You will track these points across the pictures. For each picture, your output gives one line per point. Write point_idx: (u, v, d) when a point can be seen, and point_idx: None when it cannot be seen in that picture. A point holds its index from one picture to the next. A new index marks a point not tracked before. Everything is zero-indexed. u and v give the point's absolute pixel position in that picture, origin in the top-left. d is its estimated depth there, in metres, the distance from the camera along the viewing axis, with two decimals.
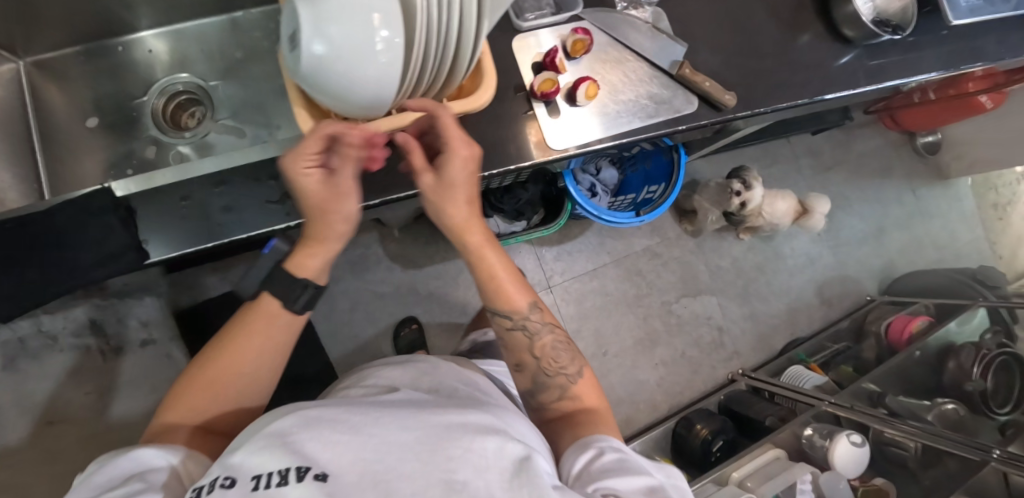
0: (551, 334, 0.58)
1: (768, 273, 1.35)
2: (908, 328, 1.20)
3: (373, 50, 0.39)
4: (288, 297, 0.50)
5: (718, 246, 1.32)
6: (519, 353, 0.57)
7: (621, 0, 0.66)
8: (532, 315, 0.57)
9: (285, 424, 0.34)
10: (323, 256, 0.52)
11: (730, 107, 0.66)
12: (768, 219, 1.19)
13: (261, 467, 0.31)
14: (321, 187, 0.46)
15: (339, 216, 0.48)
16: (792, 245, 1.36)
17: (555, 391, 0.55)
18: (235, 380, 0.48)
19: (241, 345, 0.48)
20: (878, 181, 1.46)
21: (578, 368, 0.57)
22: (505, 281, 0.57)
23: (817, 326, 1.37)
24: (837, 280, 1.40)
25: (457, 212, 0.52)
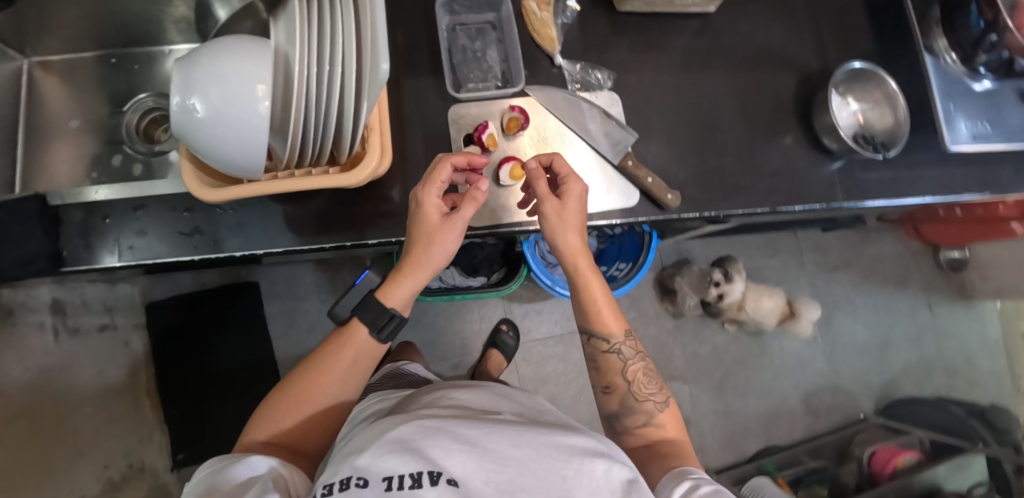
0: (640, 361, 0.58)
1: (750, 369, 1.23)
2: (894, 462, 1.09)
3: (238, 105, 0.41)
4: (375, 324, 0.55)
5: (700, 331, 1.22)
6: (610, 375, 0.58)
7: (574, 81, 0.64)
8: (628, 340, 0.57)
9: (407, 432, 0.37)
10: (411, 286, 0.56)
11: (673, 207, 0.63)
12: (751, 315, 1.11)
13: (390, 469, 0.33)
14: (437, 216, 0.53)
15: (441, 247, 0.53)
16: (782, 345, 1.24)
17: (641, 416, 0.56)
18: (327, 395, 0.53)
19: (337, 365, 0.54)
20: (892, 290, 1.33)
21: (665, 397, 0.57)
22: (605, 309, 0.58)
23: (798, 437, 1.22)
24: (830, 391, 1.26)
25: (571, 239, 0.55)
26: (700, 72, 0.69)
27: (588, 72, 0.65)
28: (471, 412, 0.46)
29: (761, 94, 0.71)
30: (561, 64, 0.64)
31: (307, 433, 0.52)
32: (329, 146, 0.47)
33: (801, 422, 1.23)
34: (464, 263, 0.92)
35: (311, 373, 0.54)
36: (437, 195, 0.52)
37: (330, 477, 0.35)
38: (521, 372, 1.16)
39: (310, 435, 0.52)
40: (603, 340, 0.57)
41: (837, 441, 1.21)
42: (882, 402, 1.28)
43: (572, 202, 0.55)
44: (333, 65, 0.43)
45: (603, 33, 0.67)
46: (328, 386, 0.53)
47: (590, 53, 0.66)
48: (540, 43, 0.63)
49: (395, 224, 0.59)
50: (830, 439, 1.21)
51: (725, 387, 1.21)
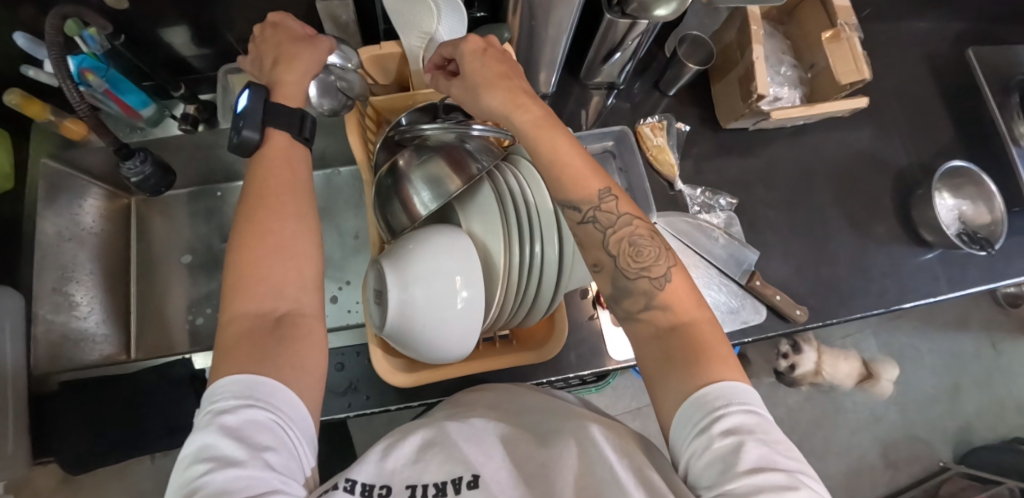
0: (627, 219, 0.40)
1: (826, 428, 1.22)
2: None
3: (451, 304, 0.42)
4: (292, 127, 0.43)
5: (772, 392, 1.22)
6: (591, 250, 0.41)
7: (695, 204, 0.68)
8: (602, 202, 0.40)
9: (407, 446, 0.35)
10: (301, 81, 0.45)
11: (801, 321, 0.64)
12: (829, 378, 1.14)
13: (411, 479, 0.32)
14: (289, 27, 0.46)
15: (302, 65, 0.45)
16: (854, 399, 1.24)
17: (638, 299, 0.39)
18: (284, 237, 0.39)
19: (275, 187, 0.41)
20: (954, 332, 1.33)
21: (668, 267, 0.39)
22: (568, 161, 0.41)
23: (880, 493, 1.21)
24: (905, 441, 1.25)
25: (490, 97, 0.42)
26: (800, 181, 0.72)
27: (709, 195, 0.69)
28: (488, 409, 0.43)
29: (859, 195, 0.74)
30: (681, 188, 0.68)
31: (284, 302, 0.38)
32: (513, 322, 0.49)
33: (883, 479, 1.22)
34: None
35: (250, 212, 0.39)
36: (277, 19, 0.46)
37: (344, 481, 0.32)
38: None
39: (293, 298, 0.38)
40: (574, 207, 0.40)
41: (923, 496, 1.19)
42: (960, 448, 1.26)
43: (469, 47, 0.43)
44: (534, 243, 0.45)
45: (710, 154, 0.71)
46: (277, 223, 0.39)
47: (702, 172, 0.70)
48: (659, 168, 0.67)
49: (544, 364, 0.59)
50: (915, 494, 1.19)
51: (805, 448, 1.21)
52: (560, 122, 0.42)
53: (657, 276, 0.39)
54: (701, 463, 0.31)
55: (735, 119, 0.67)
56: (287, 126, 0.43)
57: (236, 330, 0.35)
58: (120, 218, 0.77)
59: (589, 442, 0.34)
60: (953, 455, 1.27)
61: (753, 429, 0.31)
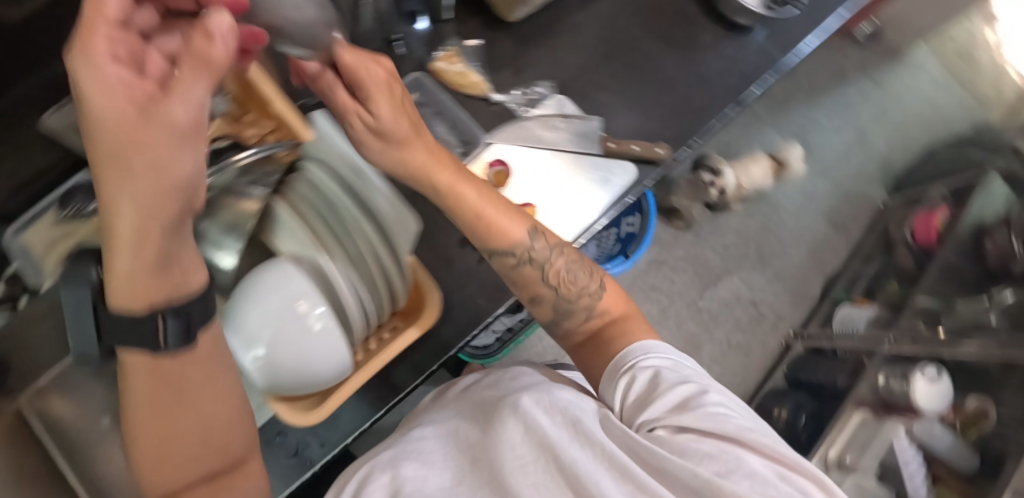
0: (558, 253, 0.49)
1: (774, 229, 1.29)
2: (934, 227, 1.16)
3: (303, 323, 0.41)
4: (150, 343, 0.28)
5: (716, 224, 1.27)
6: (531, 286, 0.49)
7: (519, 105, 0.66)
8: (533, 245, 0.47)
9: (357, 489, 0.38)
10: (130, 281, 0.26)
11: (667, 155, 0.66)
12: (751, 186, 1.19)
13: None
14: (128, 106, 0.21)
15: (175, 191, 0.24)
16: (785, 191, 1.31)
17: (579, 315, 0.48)
18: (212, 402, 0.33)
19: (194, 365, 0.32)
20: (838, 87, 1.40)
21: (599, 283, 0.48)
22: (492, 215, 0.47)
23: (844, 256, 1.31)
24: (843, 202, 1.33)
25: (416, 153, 0.45)
26: (608, 31, 0.72)
27: (529, 90, 0.67)
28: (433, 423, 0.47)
29: (671, 17, 0.74)
30: (499, 99, 0.66)
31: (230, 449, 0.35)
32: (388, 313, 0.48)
33: (840, 243, 1.31)
34: None
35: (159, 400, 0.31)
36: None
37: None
38: None
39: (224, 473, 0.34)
40: (509, 254, 0.47)
41: (876, 238, 1.29)
42: (888, 183, 1.37)
43: (375, 96, 0.41)
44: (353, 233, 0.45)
45: (516, 53, 0.69)
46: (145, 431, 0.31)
47: (517, 73, 0.68)
48: (469, 92, 0.65)
49: (463, 323, 0.59)
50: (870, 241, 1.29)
51: (766, 254, 1.28)
52: (474, 176, 0.48)
53: (594, 293, 0.48)
54: (631, 400, 0.39)
55: (514, 8, 0.66)
56: (139, 346, 0.28)
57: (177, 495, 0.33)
58: None
59: (523, 414, 0.37)
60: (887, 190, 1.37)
61: (667, 370, 0.39)
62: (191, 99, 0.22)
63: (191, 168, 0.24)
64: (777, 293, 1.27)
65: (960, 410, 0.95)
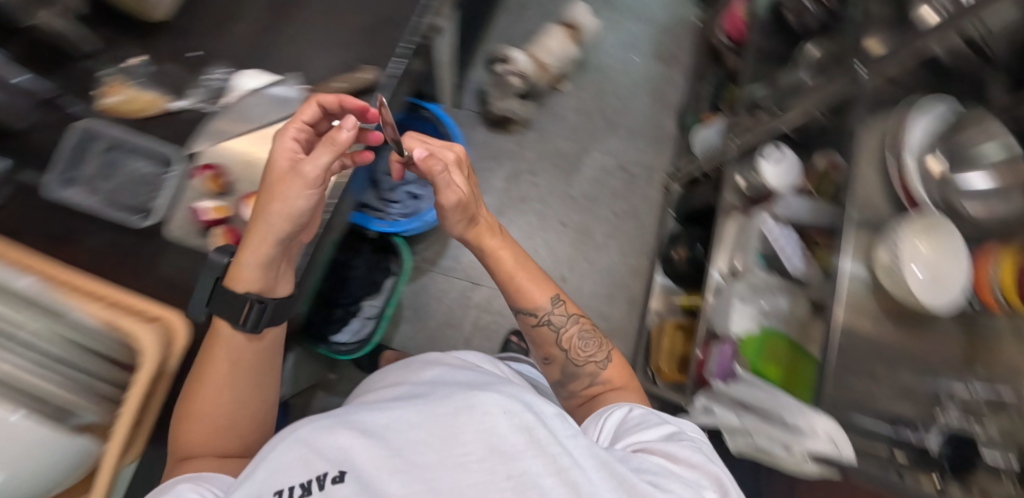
0: (572, 324, 0.69)
1: (608, 91, 1.28)
2: (738, 18, 1.17)
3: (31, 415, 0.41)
4: (234, 319, 0.51)
5: (553, 113, 1.24)
6: (547, 347, 0.69)
7: (201, 100, 0.61)
8: (553, 307, 0.68)
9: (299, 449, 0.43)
10: (253, 255, 0.49)
11: (376, 72, 0.64)
12: (556, 59, 1.15)
13: (280, 484, 0.41)
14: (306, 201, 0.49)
15: (282, 210, 0.48)
16: (603, 53, 1.30)
17: (585, 378, 0.66)
18: (235, 392, 0.53)
19: (219, 369, 0.52)
20: None
21: (605, 355, 0.67)
22: (512, 268, 0.69)
23: (681, 86, 1.32)
24: (659, 38, 1.34)
25: (448, 196, 0.64)
26: None
27: (207, 80, 0.62)
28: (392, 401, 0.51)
29: None
30: (180, 105, 0.60)
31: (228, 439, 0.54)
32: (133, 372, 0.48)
33: (675, 75, 1.33)
34: (360, 286, 0.91)
35: (204, 388, 0.52)
36: (341, 133, 0.48)
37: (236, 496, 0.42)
38: None
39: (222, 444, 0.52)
40: (529, 314, 0.69)
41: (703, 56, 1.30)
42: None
43: (454, 174, 0.66)
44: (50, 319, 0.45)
45: (187, 43, 0.63)
46: (210, 390, 0.52)
47: (197, 63, 0.63)
48: (149, 115, 0.59)
49: None
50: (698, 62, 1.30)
51: (613, 118, 1.28)
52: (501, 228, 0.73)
53: (600, 362, 0.67)
54: (622, 431, 0.53)
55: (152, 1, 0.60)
56: (228, 319, 0.51)
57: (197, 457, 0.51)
58: None
59: (483, 408, 0.43)
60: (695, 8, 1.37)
61: (640, 413, 0.55)
62: (301, 195, 0.48)
63: (302, 205, 0.49)
64: (638, 148, 1.27)
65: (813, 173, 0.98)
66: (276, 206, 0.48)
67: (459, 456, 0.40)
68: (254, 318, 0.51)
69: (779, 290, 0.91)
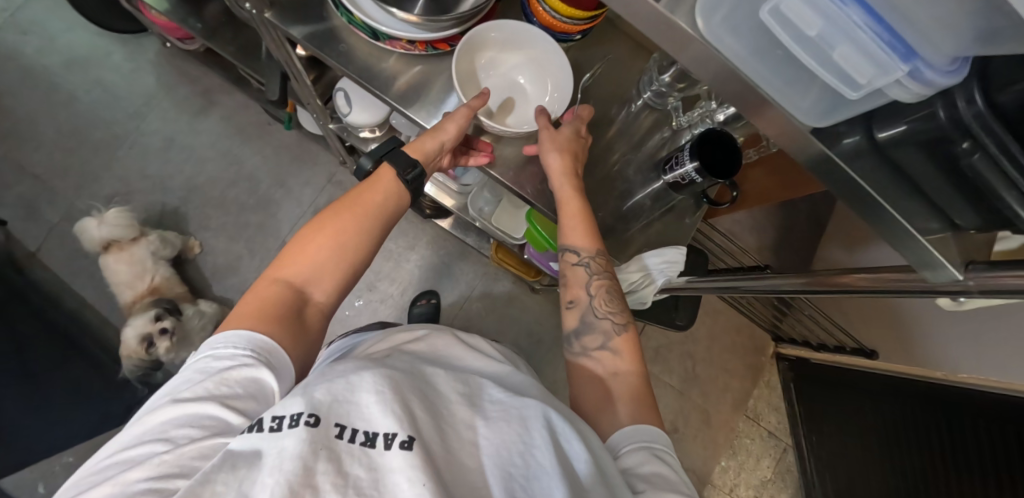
0: (608, 276, 0.59)
1: (224, 191, 1.09)
2: (174, 26, 0.94)
3: None
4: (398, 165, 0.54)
5: (229, 265, 1.07)
6: (574, 288, 0.59)
7: None
8: (594, 258, 0.59)
9: (380, 384, 0.36)
10: (431, 141, 0.57)
11: None
12: (151, 273, 0.94)
13: (346, 419, 0.33)
14: (459, 125, 0.58)
15: (448, 123, 0.58)
16: (175, 179, 1.08)
17: (598, 336, 0.56)
18: (341, 250, 0.48)
19: (361, 202, 0.51)
20: (11, 104, 1.07)
21: (624, 319, 0.56)
22: (569, 193, 0.60)
23: (249, 104, 1.13)
24: (181, 103, 1.11)
25: (552, 159, 0.59)
26: None
27: None
28: (424, 362, 0.45)
29: None
30: None
31: (305, 291, 0.47)
32: None
33: (225, 108, 1.12)
34: None
35: (340, 221, 0.49)
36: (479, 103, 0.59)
37: (276, 408, 0.33)
38: None
39: (322, 282, 0.48)
40: (575, 251, 0.59)
41: (219, 68, 1.08)
42: (133, 53, 1.12)
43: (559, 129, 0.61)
44: None
45: None
46: (353, 227, 0.49)
47: None
48: None
49: None
50: (224, 76, 1.09)
51: (257, 200, 1.10)
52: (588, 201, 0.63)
53: (618, 322, 0.56)
54: (638, 460, 0.43)
55: None
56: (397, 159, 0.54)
57: (273, 301, 0.44)
58: None
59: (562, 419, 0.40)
60: (159, 44, 1.12)
61: (653, 444, 0.45)
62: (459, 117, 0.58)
63: (459, 124, 0.58)
64: (301, 185, 1.11)
65: None
66: (452, 117, 0.57)
67: (499, 465, 0.35)
68: (420, 172, 0.55)
69: None
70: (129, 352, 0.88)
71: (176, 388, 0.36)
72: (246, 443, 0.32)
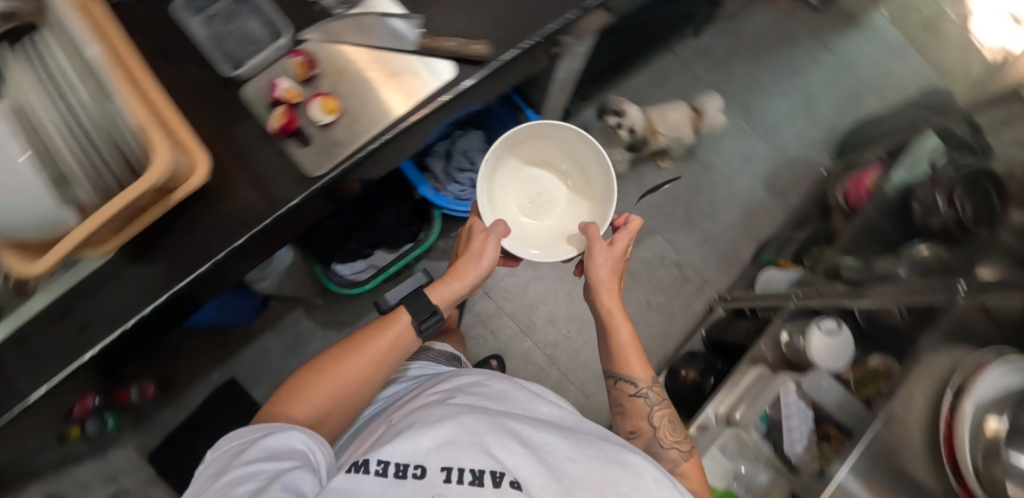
0: (666, 407, 0.71)
1: (705, 190, 1.27)
2: (864, 186, 1.11)
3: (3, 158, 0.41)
4: (416, 316, 0.65)
5: (644, 183, 1.24)
6: (635, 421, 0.70)
7: (339, 6, 0.64)
8: (651, 383, 0.71)
9: (472, 431, 0.44)
10: (450, 285, 0.70)
11: (487, 55, 0.62)
12: (666, 134, 1.12)
13: (447, 461, 0.41)
14: (488, 257, 0.72)
15: (478, 246, 0.73)
16: (721, 153, 1.29)
17: (670, 462, 0.66)
18: (341, 389, 0.60)
19: (376, 344, 0.63)
20: (787, 49, 1.38)
21: (687, 447, 0.68)
22: (623, 336, 0.72)
23: (781, 221, 1.27)
24: (782, 167, 1.30)
25: (600, 272, 0.73)
26: None
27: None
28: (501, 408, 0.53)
29: None
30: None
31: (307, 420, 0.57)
32: (121, 165, 0.48)
33: (775, 207, 1.28)
34: (384, 239, 0.93)
35: (347, 353, 0.61)
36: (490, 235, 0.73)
37: (385, 457, 0.43)
38: (511, 313, 1.17)
39: (324, 422, 0.58)
40: (630, 385, 0.71)
41: (813, 203, 1.25)
42: (833, 148, 1.33)
43: (618, 239, 0.76)
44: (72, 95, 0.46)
45: None
46: (354, 372, 0.61)
47: None
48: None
49: (267, 203, 0.59)
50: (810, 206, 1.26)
51: (695, 214, 1.25)
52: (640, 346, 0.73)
53: (682, 448, 0.67)
54: None
55: None
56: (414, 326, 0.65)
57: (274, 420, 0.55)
58: None
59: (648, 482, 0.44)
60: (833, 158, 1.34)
61: None
62: (490, 248, 0.73)
63: (477, 267, 0.72)
64: (705, 253, 1.24)
65: (861, 367, 0.92)
66: (488, 243, 0.73)
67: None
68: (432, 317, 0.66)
69: (765, 463, 0.82)
70: (617, 103, 1.08)
71: (221, 464, 0.46)
72: (350, 478, 0.42)
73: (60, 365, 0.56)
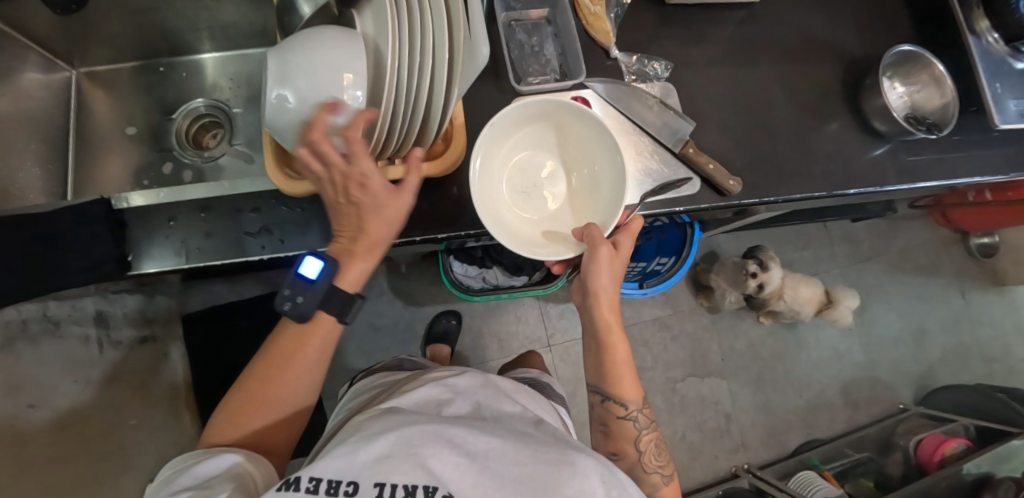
0: (652, 432, 0.64)
1: (787, 363, 1.26)
2: (940, 448, 1.08)
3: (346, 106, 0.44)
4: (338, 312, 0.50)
5: (736, 325, 1.24)
6: (620, 443, 0.63)
7: (629, 74, 0.66)
8: (639, 407, 0.63)
9: (409, 434, 0.35)
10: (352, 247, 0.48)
11: (735, 192, 0.63)
12: (789, 305, 1.09)
13: (382, 475, 0.32)
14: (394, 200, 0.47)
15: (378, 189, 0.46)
16: (817, 337, 1.28)
17: (648, 487, 0.61)
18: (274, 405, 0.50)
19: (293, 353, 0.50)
20: (925, 277, 1.37)
21: (669, 471, 0.62)
22: (616, 347, 0.62)
23: (839, 430, 1.25)
24: (865, 382, 1.29)
25: (602, 280, 0.58)
26: (743, 65, 0.70)
27: (644, 62, 0.67)
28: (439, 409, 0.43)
29: (816, 91, 0.71)
30: (616, 56, 0.66)
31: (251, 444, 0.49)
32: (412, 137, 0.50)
33: (840, 414, 1.26)
34: (508, 263, 0.94)
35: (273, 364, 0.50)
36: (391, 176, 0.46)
37: (309, 470, 0.32)
38: (559, 374, 1.16)
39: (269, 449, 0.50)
40: (615, 405, 0.63)
41: (879, 431, 1.23)
42: (919, 390, 1.31)
43: (623, 241, 0.58)
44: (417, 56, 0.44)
45: (654, 29, 0.69)
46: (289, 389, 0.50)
47: (644, 46, 0.68)
48: (594, 37, 0.65)
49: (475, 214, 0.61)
50: (873, 431, 1.23)
51: (766, 379, 1.24)
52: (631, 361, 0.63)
53: (665, 471, 0.62)
54: None
55: None
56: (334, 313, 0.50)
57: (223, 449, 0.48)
58: (58, 88, 0.72)
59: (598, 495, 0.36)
60: (915, 398, 1.31)
61: None
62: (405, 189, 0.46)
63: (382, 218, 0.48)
64: (757, 419, 1.22)
65: None
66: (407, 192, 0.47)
67: None
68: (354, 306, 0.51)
69: None
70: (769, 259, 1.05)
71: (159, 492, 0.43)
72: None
73: (232, 253, 0.59)
